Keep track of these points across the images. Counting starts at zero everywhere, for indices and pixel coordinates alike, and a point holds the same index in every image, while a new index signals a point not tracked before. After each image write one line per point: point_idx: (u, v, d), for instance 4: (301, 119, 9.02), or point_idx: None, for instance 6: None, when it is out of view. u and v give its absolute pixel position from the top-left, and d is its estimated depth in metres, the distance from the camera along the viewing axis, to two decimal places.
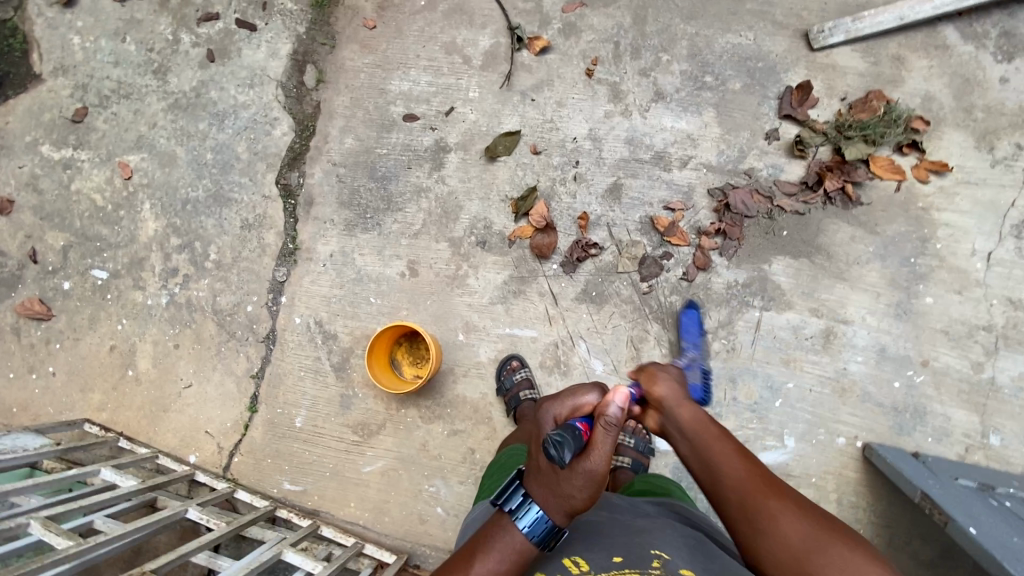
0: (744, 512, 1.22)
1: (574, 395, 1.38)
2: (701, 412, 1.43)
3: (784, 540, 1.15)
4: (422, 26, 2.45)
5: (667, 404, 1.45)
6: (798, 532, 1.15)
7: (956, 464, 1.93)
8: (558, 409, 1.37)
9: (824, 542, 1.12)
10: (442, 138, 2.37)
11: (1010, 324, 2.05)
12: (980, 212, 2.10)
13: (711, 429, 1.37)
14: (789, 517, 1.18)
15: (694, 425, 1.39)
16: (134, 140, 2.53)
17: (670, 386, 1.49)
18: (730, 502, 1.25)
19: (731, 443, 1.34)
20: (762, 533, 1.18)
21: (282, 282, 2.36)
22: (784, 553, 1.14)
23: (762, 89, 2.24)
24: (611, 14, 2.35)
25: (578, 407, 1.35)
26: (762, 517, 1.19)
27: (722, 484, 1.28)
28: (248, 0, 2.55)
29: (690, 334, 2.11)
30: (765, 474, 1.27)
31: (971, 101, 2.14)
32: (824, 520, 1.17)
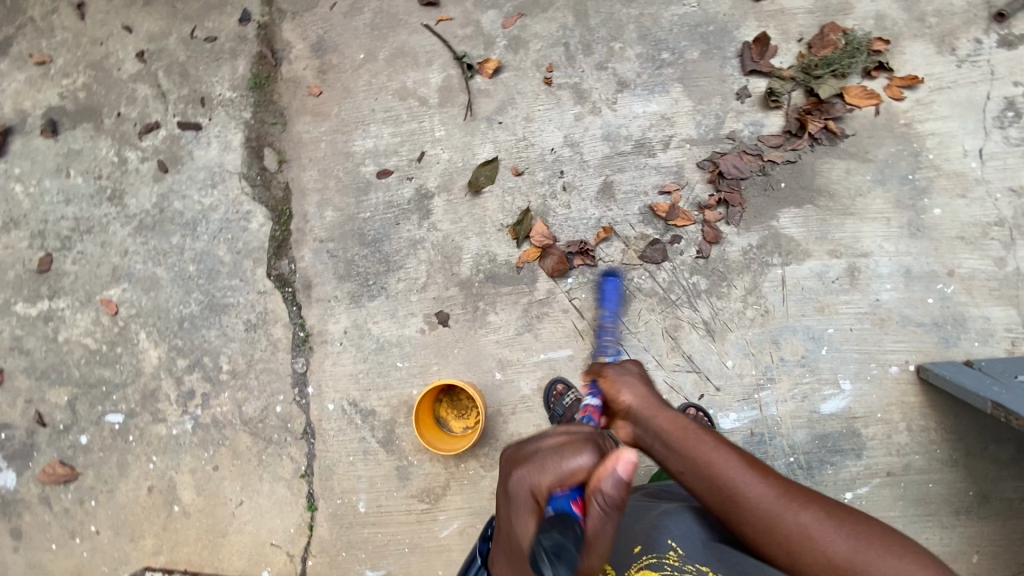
0: (773, 531, 1.17)
1: (559, 458, 1.14)
2: (679, 417, 1.39)
3: (827, 555, 1.11)
4: (369, 79, 2.40)
5: (643, 415, 1.43)
6: (838, 543, 1.12)
7: (1009, 362, 1.95)
8: (536, 479, 1.14)
9: (868, 549, 1.10)
10: (422, 185, 2.32)
11: (1019, 213, 2.08)
12: (961, 112, 2.13)
13: (699, 438, 1.32)
14: (823, 527, 1.14)
15: (680, 437, 1.34)
16: (109, 272, 2.42)
17: (639, 394, 1.48)
18: (749, 520, 1.21)
19: (729, 448, 1.29)
20: (800, 552, 1.14)
21: (303, 372, 2.29)
22: (829, 568, 1.11)
23: (720, 51, 2.23)
24: (552, 17, 2.33)
25: (565, 476, 1.12)
26: (792, 531, 1.16)
27: (737, 501, 1.22)
28: (185, 100, 2.46)
29: (610, 302, 2.12)
30: (778, 481, 1.23)
31: (920, 10, 2.18)
32: (857, 521, 1.15)
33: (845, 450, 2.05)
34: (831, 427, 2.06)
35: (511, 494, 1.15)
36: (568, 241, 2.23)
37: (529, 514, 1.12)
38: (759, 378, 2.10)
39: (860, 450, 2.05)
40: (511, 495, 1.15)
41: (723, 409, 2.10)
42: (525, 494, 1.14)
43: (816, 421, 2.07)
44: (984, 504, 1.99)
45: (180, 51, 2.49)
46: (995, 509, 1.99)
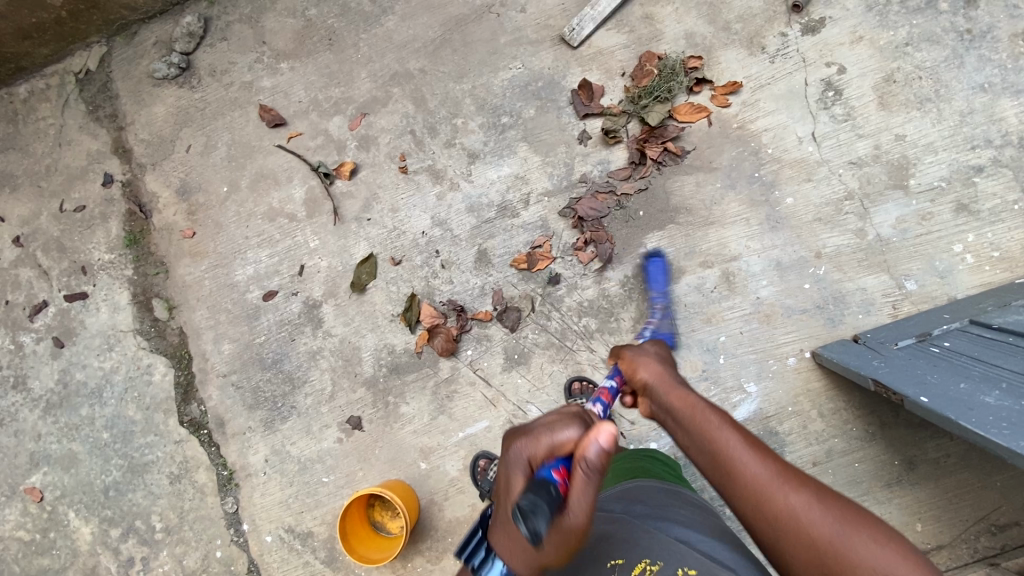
0: (756, 503, 1.08)
1: (550, 431, 1.10)
2: (695, 396, 1.29)
3: (808, 534, 1.02)
4: (237, 209, 2.45)
5: (656, 390, 1.35)
6: (822, 524, 1.02)
7: (891, 328, 1.98)
8: (532, 450, 1.09)
9: (856, 537, 0.99)
10: (308, 297, 2.35)
11: (865, 183, 2.15)
12: (786, 103, 2.21)
13: (704, 412, 1.24)
14: (811, 509, 1.04)
15: (689, 412, 1.25)
16: (27, 460, 2.40)
17: (659, 372, 1.40)
18: (736, 490, 1.12)
19: (733, 427, 1.19)
20: (784, 530, 1.04)
21: (235, 511, 2.28)
22: (809, 548, 1.01)
23: (554, 103, 2.33)
24: (393, 109, 2.43)
25: (557, 445, 1.08)
26: (780, 508, 1.06)
27: (727, 469, 1.14)
28: (67, 272, 2.50)
29: (658, 282, 2.12)
30: (778, 462, 1.12)
31: (724, 19, 2.29)
32: (851, 511, 1.03)
33: None
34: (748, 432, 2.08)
35: (506, 465, 1.11)
36: (457, 320, 2.26)
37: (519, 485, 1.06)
38: None
39: (782, 448, 2.06)
40: (505, 466, 1.10)
41: (643, 442, 2.15)
42: (519, 466, 1.08)
43: None
44: (912, 471, 2.00)
45: (53, 227, 2.54)
46: (925, 473, 1.99)
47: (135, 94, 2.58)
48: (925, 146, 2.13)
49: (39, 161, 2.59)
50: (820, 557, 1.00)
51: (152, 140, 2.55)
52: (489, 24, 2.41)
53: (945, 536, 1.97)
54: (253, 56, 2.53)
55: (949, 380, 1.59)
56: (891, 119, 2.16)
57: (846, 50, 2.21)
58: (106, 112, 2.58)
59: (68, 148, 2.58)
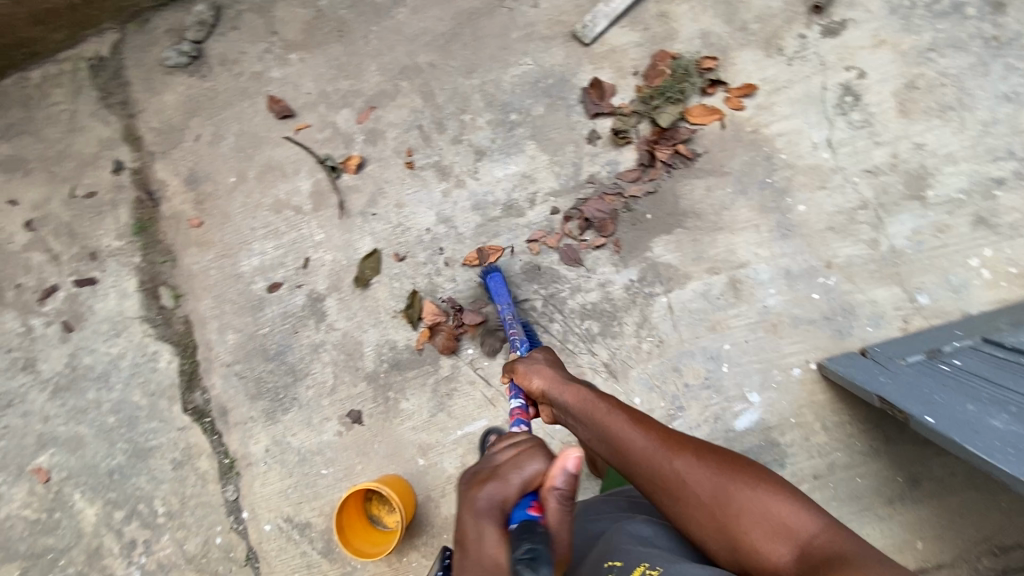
0: (654, 476, 1.27)
1: (517, 468, 1.13)
2: (586, 390, 1.51)
3: (694, 494, 1.20)
4: (244, 199, 2.46)
5: (553, 393, 1.56)
6: (704, 482, 1.20)
7: (900, 344, 1.94)
8: (504, 492, 1.09)
9: (730, 487, 1.18)
10: (312, 290, 2.36)
11: (881, 192, 2.09)
12: (802, 108, 2.16)
13: (596, 405, 1.45)
14: (693, 471, 1.22)
15: (581, 406, 1.48)
16: (36, 441, 2.45)
17: (552, 378, 1.60)
18: (637, 469, 1.30)
19: (621, 411, 1.41)
20: (676, 497, 1.22)
21: (236, 499, 2.31)
22: (701, 508, 1.19)
23: (564, 101, 2.30)
24: (402, 103, 2.41)
25: (528, 481, 1.11)
26: (671, 476, 1.24)
27: (624, 452, 1.33)
28: (77, 257, 2.53)
29: (501, 295, 2.16)
30: (661, 434, 1.32)
31: (741, 19, 2.23)
32: (728, 464, 1.22)
33: (769, 462, 2.03)
34: (749, 442, 2.05)
35: (477, 514, 1.05)
36: (456, 319, 2.25)
37: (497, 535, 1.01)
38: (669, 408, 2.10)
39: (783, 459, 2.03)
40: (476, 517, 1.05)
41: None
42: (491, 513, 1.05)
43: (737, 438, 2.06)
44: (915, 488, 1.97)
45: (64, 212, 2.56)
46: (928, 491, 1.96)
47: (146, 82, 2.58)
48: (945, 156, 2.07)
49: (51, 145, 2.61)
50: (710, 513, 1.18)
51: (162, 128, 2.56)
52: (501, 18, 2.38)
53: (946, 555, 1.94)
54: (264, 46, 2.53)
55: (957, 400, 1.55)
56: (911, 127, 2.10)
57: (867, 54, 2.15)
58: (117, 98, 2.60)
59: (79, 133, 2.60)
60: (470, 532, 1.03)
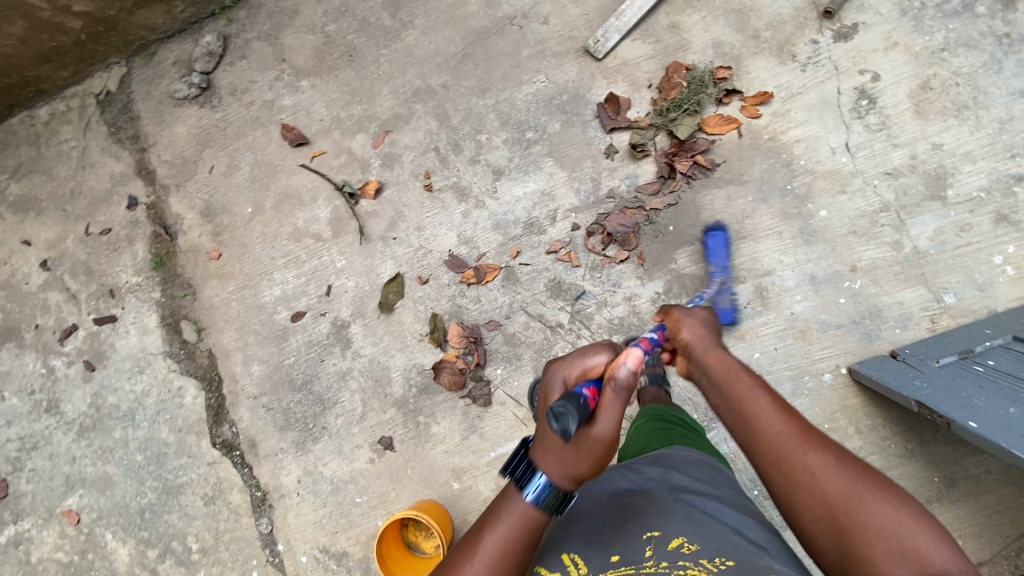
0: (778, 459, 1.15)
1: (585, 356, 1.26)
2: (732, 356, 1.33)
3: (822, 492, 1.09)
4: (262, 229, 2.45)
5: (696, 350, 1.37)
6: (838, 484, 1.09)
7: (931, 344, 1.95)
8: (567, 371, 1.24)
9: (869, 498, 1.05)
10: (336, 318, 2.35)
11: (902, 194, 2.10)
12: (818, 113, 2.17)
13: (738, 374, 1.27)
14: (829, 468, 1.10)
15: (722, 371, 1.29)
16: (64, 482, 2.43)
17: (699, 330, 1.39)
18: (761, 445, 1.18)
19: (766, 389, 1.23)
20: (799, 486, 1.11)
21: (270, 532, 2.29)
22: (823, 505, 1.08)
23: (579, 117, 2.30)
24: (417, 126, 2.41)
25: (591, 369, 1.23)
26: (800, 466, 1.12)
27: (754, 427, 1.20)
28: (96, 295, 2.51)
29: (718, 256, 2.11)
30: (803, 424, 1.17)
31: (752, 27, 2.24)
32: (873, 475, 1.08)
33: None
34: None
35: (544, 384, 1.26)
36: (473, 354, 2.24)
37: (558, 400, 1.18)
38: None
39: None
40: (544, 385, 1.26)
41: None
42: (556, 383, 1.24)
43: None
44: (953, 487, 1.97)
45: (80, 250, 2.54)
46: (965, 490, 1.97)
47: (156, 115, 2.57)
48: (963, 155, 2.08)
49: (63, 184, 2.59)
50: (833, 519, 1.07)
51: (174, 161, 2.54)
52: (512, 36, 2.38)
53: (986, 552, 1.94)
54: (273, 74, 2.52)
55: (998, 404, 1.56)
56: (928, 128, 2.11)
57: (881, 56, 2.16)
58: (128, 133, 2.58)
59: (91, 170, 2.58)
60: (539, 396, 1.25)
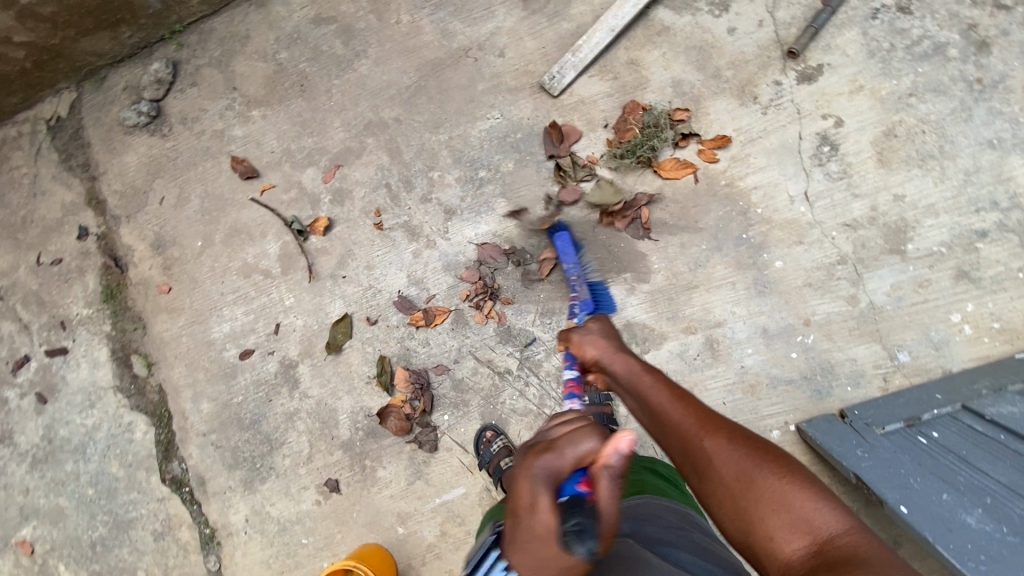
0: (682, 451, 1.18)
1: (572, 443, 1.02)
2: (637, 361, 1.39)
3: (722, 474, 1.11)
4: (212, 264, 2.41)
5: (606, 362, 1.43)
6: (734, 463, 1.11)
7: (880, 407, 1.87)
8: (557, 465, 1.00)
9: (760, 472, 1.08)
10: (284, 356, 2.32)
11: (860, 246, 2.03)
12: (778, 159, 2.09)
13: (641, 377, 1.33)
14: (725, 451, 1.13)
15: (629, 376, 1.36)
16: (18, 513, 2.44)
17: (602, 345, 1.47)
18: (668, 440, 1.22)
19: (664, 385, 1.29)
20: (703, 473, 1.14)
21: (218, 569, 2.30)
22: (724, 489, 1.10)
23: (533, 156, 2.23)
24: (368, 161, 2.34)
25: (581, 459, 1.00)
26: (699, 453, 1.15)
27: (660, 424, 1.24)
28: (48, 326, 2.49)
29: (568, 254, 2.10)
30: (699, 410, 1.22)
31: (714, 65, 2.16)
32: (763, 451, 1.12)
33: None
34: None
35: (527, 481, 1.00)
36: (420, 401, 2.21)
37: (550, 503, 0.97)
38: None
39: None
40: (526, 485, 0.99)
41: None
42: (543, 485, 0.99)
43: None
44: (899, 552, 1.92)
45: (31, 280, 2.52)
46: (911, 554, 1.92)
47: (107, 142, 2.51)
48: (925, 208, 2.01)
49: (15, 211, 2.55)
50: (733, 502, 1.09)
51: (125, 191, 2.49)
52: (467, 69, 2.31)
53: None
54: (224, 102, 2.45)
55: (933, 488, 1.52)
56: (891, 178, 2.03)
57: (845, 101, 2.08)
58: (79, 160, 2.53)
59: (42, 198, 2.53)
60: (524, 497, 0.99)
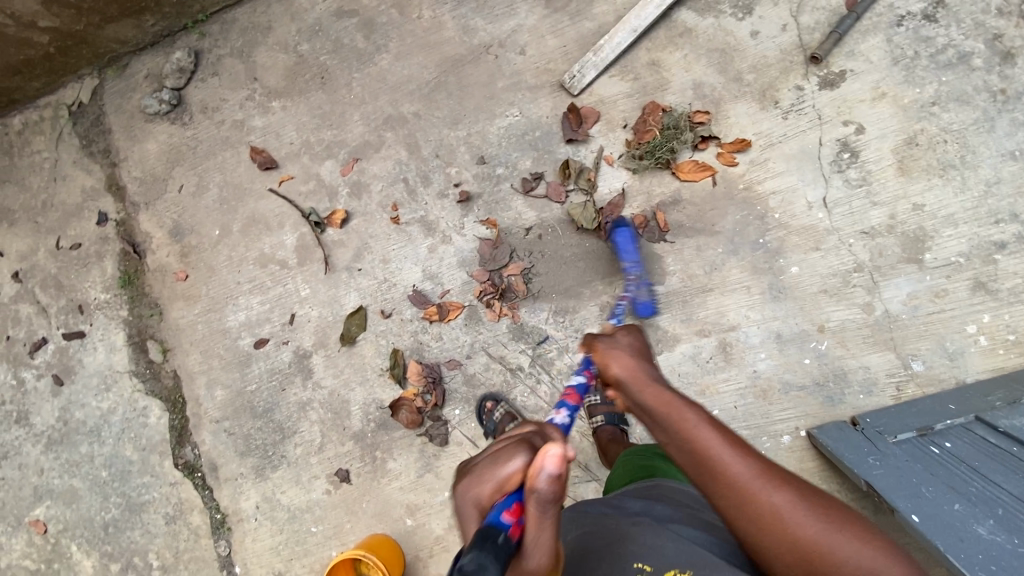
0: (744, 508, 1.04)
1: (494, 465, 0.98)
2: (666, 389, 1.21)
3: (796, 537, 1.01)
4: (229, 253, 2.43)
5: (632, 388, 1.24)
6: (810, 525, 1.01)
7: (893, 415, 1.87)
8: (477, 490, 0.98)
9: (840, 535, 1.01)
10: (299, 347, 2.34)
11: (877, 254, 2.03)
12: (797, 164, 2.08)
13: (683, 412, 1.13)
14: (798, 509, 1.03)
15: (663, 408, 1.16)
16: (32, 493, 2.47)
17: (629, 365, 1.28)
18: (723, 494, 1.06)
19: (713, 426, 1.12)
20: (773, 533, 1.02)
21: (228, 554, 2.33)
22: (798, 552, 1.00)
23: (551, 155, 2.24)
24: (386, 155, 2.35)
25: (504, 482, 0.96)
26: (768, 512, 1.03)
27: (714, 475, 1.07)
28: (65, 309, 2.52)
29: (629, 252, 2.06)
30: (759, 459, 1.08)
31: (735, 69, 2.15)
32: (834, 509, 1.04)
33: None
34: None
35: (459, 509, 1.00)
36: (432, 395, 2.22)
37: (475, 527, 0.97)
38: None
39: None
40: (458, 512, 1.00)
41: None
42: (469, 511, 0.98)
43: None
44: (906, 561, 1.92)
45: (50, 263, 2.55)
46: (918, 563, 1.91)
47: (128, 129, 2.53)
48: (945, 218, 2.00)
49: (35, 195, 2.57)
50: (811, 567, 1.00)
51: (145, 178, 2.52)
52: (487, 65, 2.31)
53: None
54: (245, 93, 2.47)
55: (944, 498, 1.53)
56: (910, 187, 2.03)
57: (867, 108, 2.07)
58: (99, 146, 2.55)
59: (62, 183, 2.56)
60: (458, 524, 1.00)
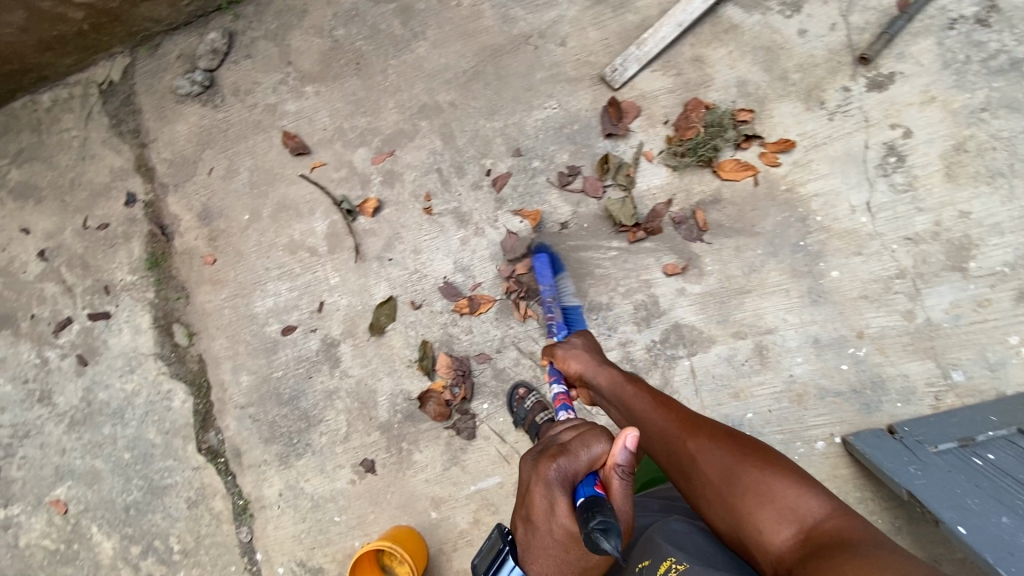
0: (668, 455, 1.27)
1: (584, 446, 1.17)
2: (617, 373, 1.54)
3: (706, 472, 1.19)
4: (258, 238, 2.40)
5: (590, 376, 1.59)
6: (718, 461, 1.19)
7: (932, 425, 1.85)
8: (572, 467, 1.15)
9: (742, 467, 1.16)
10: (326, 335, 2.32)
11: (920, 261, 1.99)
12: (841, 167, 2.05)
13: (625, 390, 1.47)
14: (707, 450, 1.21)
15: (612, 389, 1.51)
16: (53, 473, 2.46)
17: (584, 359, 1.63)
18: (654, 448, 1.30)
19: (647, 395, 1.42)
20: (688, 471, 1.21)
21: (249, 541, 2.32)
22: (712, 486, 1.17)
23: (589, 149, 2.20)
24: (421, 144, 2.32)
25: (593, 460, 1.16)
26: (683, 455, 1.23)
27: (645, 433, 1.34)
28: (91, 290, 2.50)
29: (545, 276, 2.12)
30: (680, 416, 1.31)
31: (782, 67, 2.11)
32: (742, 447, 1.19)
33: None
34: None
35: (547, 486, 1.15)
36: (460, 387, 2.20)
37: (567, 504, 1.13)
38: None
39: None
40: (547, 488, 1.15)
41: None
42: (562, 485, 1.14)
43: None
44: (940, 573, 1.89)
45: (77, 243, 2.53)
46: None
47: (158, 110, 2.51)
48: (991, 226, 1.97)
49: (63, 174, 2.55)
50: (719, 497, 1.16)
51: (174, 159, 2.49)
52: (526, 56, 2.27)
53: None
54: (278, 76, 2.43)
55: (991, 510, 1.50)
56: (957, 194, 1.99)
57: (915, 111, 2.03)
58: (129, 126, 2.52)
59: (91, 162, 2.53)
60: (541, 499, 1.15)
